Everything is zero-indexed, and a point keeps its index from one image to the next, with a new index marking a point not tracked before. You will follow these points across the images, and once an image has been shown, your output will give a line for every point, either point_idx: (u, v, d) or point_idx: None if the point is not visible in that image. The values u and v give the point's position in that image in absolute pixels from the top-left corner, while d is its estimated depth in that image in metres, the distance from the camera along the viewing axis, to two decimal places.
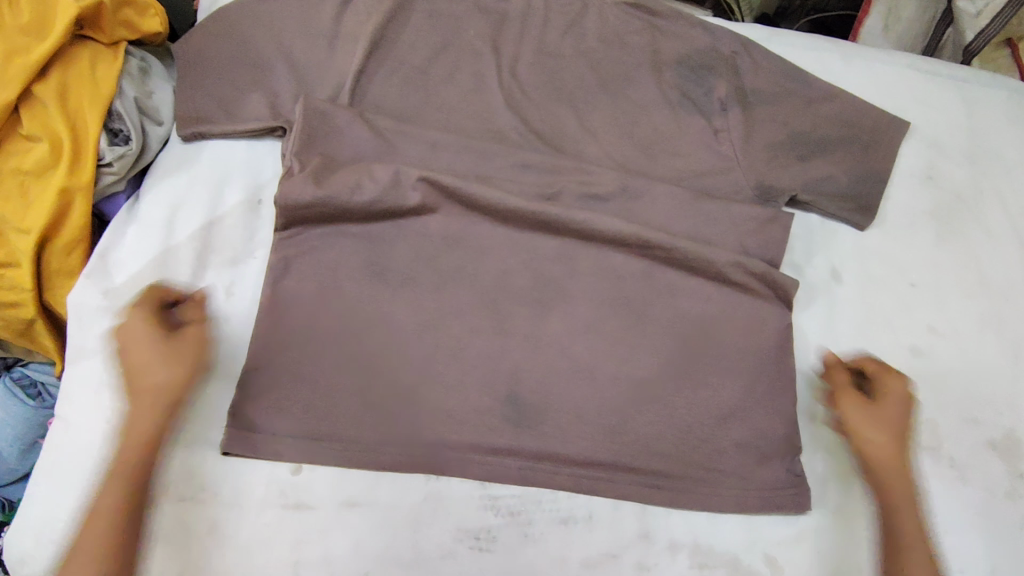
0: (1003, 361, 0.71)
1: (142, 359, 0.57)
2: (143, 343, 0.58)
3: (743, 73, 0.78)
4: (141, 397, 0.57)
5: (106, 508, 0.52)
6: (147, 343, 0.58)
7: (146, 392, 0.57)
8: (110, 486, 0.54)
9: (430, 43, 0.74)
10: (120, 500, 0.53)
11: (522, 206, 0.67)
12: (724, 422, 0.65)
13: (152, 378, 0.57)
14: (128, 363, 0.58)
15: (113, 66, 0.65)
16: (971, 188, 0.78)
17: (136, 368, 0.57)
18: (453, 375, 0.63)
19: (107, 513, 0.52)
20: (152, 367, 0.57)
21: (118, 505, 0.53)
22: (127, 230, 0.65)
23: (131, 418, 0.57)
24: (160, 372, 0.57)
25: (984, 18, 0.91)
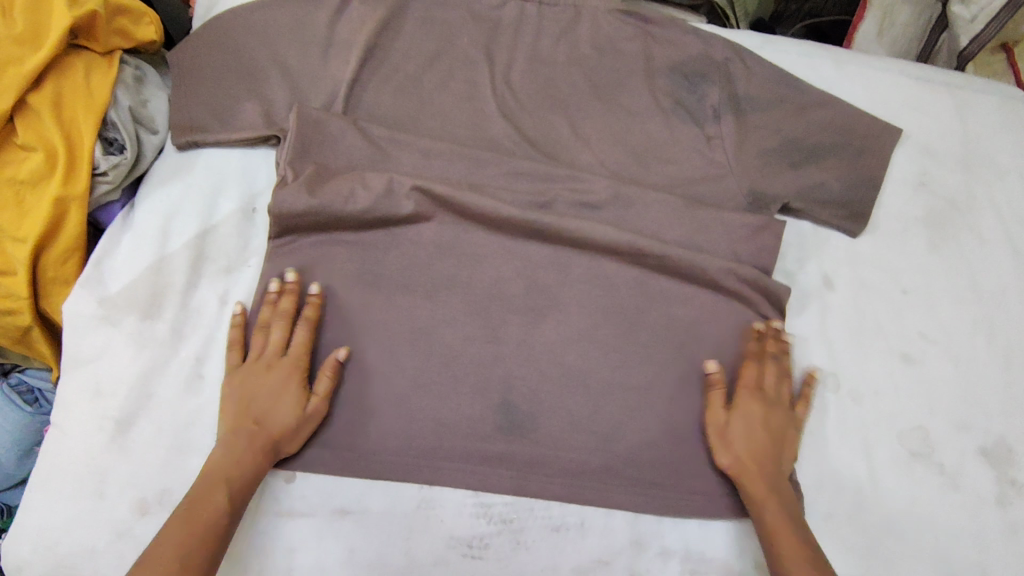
0: (995, 368, 0.72)
1: (270, 411, 0.58)
2: (279, 396, 0.58)
3: (735, 80, 0.78)
4: (233, 444, 0.56)
5: (202, 521, 0.52)
6: (285, 391, 0.59)
7: (266, 438, 0.57)
8: (200, 507, 0.53)
9: (423, 51, 0.75)
10: (224, 516, 0.53)
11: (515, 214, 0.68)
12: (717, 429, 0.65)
13: (280, 431, 0.57)
14: (246, 399, 0.58)
15: (107, 75, 0.65)
16: (964, 195, 0.79)
17: (269, 420, 0.58)
18: (447, 383, 0.64)
19: (200, 526, 0.52)
20: (274, 409, 0.58)
21: (220, 522, 0.53)
22: (122, 238, 0.65)
23: (241, 458, 0.55)
24: (288, 429, 0.58)
25: (979, 23, 0.92)
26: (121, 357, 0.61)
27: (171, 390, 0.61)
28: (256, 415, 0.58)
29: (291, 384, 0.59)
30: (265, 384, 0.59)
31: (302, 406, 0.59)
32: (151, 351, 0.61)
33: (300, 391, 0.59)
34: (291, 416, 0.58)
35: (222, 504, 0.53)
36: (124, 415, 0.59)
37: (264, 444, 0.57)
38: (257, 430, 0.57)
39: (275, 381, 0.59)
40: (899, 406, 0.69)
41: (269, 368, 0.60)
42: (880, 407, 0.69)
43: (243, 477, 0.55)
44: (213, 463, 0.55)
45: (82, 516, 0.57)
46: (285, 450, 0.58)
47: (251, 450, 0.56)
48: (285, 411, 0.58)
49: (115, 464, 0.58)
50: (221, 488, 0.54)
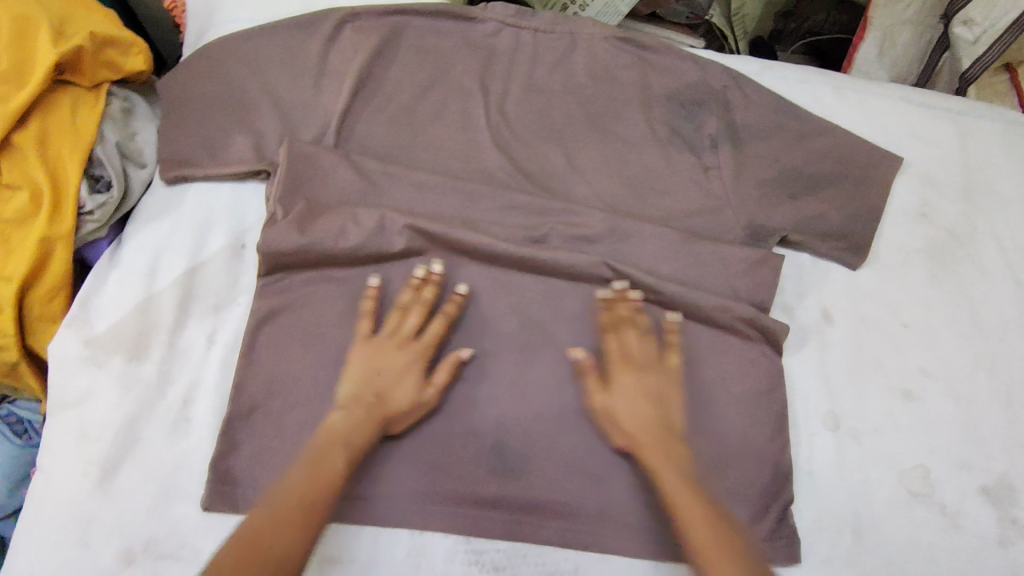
0: (995, 404, 0.71)
1: (392, 388, 0.60)
2: (405, 375, 0.60)
3: (733, 109, 0.77)
4: (370, 409, 0.58)
5: (324, 480, 0.53)
6: (411, 372, 0.61)
7: (381, 413, 0.58)
8: (320, 463, 0.54)
9: (417, 81, 0.74)
10: (344, 470, 0.55)
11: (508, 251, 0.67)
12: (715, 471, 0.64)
13: (394, 409, 0.59)
14: (372, 373, 0.60)
15: (94, 111, 0.65)
16: (964, 226, 0.78)
17: (389, 398, 0.59)
18: (439, 424, 0.63)
19: (324, 481, 0.53)
20: (394, 387, 0.60)
21: (334, 484, 0.54)
22: (110, 276, 0.64)
23: (354, 423, 0.57)
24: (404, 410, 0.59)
25: (982, 45, 0.89)
26: (107, 400, 0.60)
27: (158, 434, 0.60)
28: (376, 389, 0.59)
29: (413, 371, 0.61)
30: (390, 359, 0.61)
31: (416, 388, 0.60)
32: (137, 393, 0.60)
33: (421, 380, 0.61)
34: (405, 397, 0.60)
35: (342, 462, 0.55)
36: (111, 460, 0.58)
37: (364, 414, 0.58)
38: (377, 405, 0.58)
39: (405, 362, 0.61)
40: (899, 445, 0.68)
41: (403, 346, 0.61)
42: (879, 446, 0.68)
43: (359, 441, 0.57)
44: (336, 430, 0.57)
45: (65, 566, 0.55)
46: (395, 426, 0.60)
47: (363, 421, 0.58)
48: (403, 391, 0.60)
49: (100, 511, 0.57)
50: (339, 453, 0.55)
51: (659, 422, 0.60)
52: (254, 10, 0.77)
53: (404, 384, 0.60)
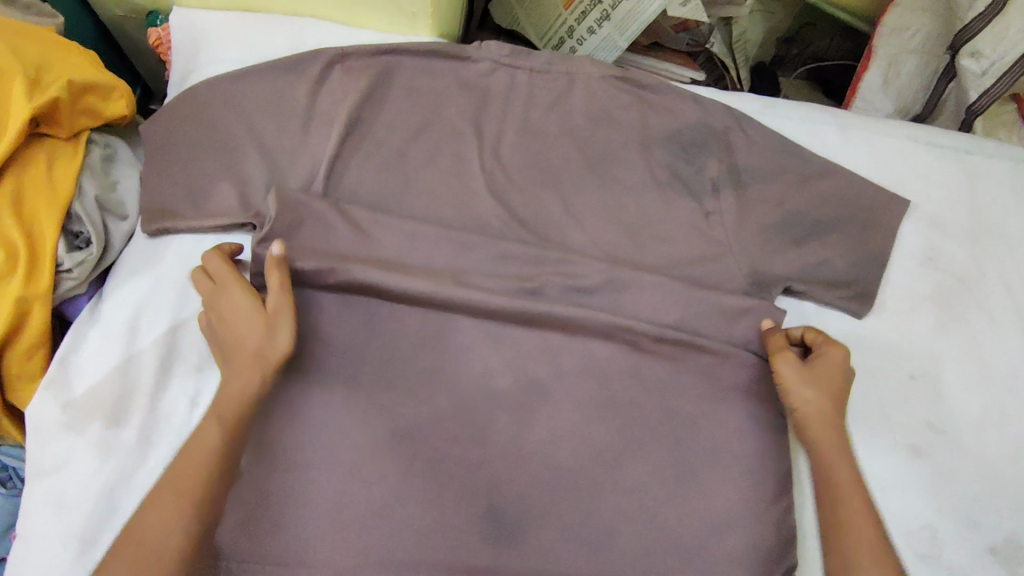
0: (1005, 459, 0.68)
1: (241, 335, 0.57)
2: (241, 319, 0.58)
3: (736, 151, 0.74)
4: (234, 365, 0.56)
5: (200, 454, 0.52)
6: (240, 307, 0.58)
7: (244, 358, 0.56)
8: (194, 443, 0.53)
9: (409, 124, 0.71)
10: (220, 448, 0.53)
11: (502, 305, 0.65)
12: (716, 537, 0.61)
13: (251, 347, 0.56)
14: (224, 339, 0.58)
15: (72, 163, 0.62)
16: (972, 270, 0.75)
17: (242, 344, 0.57)
18: (431, 489, 0.60)
19: (199, 458, 0.52)
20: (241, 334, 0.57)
21: (213, 458, 0.52)
22: (89, 333, 0.62)
23: (233, 381, 0.55)
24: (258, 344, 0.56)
25: (990, 78, 0.85)
26: (86, 467, 0.58)
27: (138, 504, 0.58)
28: (229, 346, 0.58)
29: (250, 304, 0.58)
30: (235, 311, 0.58)
31: (254, 313, 0.58)
32: (117, 460, 0.58)
33: (255, 305, 0.58)
34: (260, 328, 0.57)
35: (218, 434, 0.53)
36: (89, 531, 0.56)
37: (244, 365, 0.56)
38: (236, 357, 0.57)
39: (239, 310, 0.58)
40: (906, 505, 0.66)
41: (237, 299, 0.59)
42: (885, 506, 0.66)
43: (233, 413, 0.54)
44: (223, 395, 0.55)
45: None
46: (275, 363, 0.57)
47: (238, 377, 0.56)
48: (251, 328, 0.57)
49: None
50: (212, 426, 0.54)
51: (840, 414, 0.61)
52: (239, 49, 0.74)
53: (257, 321, 0.57)
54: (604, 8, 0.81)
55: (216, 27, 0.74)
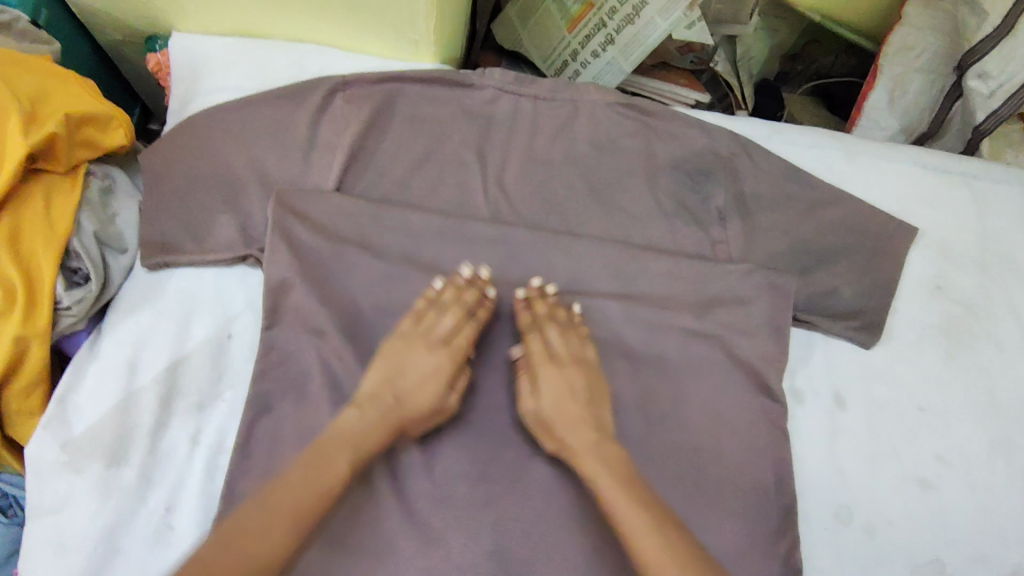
0: (1015, 493, 0.68)
1: (413, 392, 0.60)
2: (417, 388, 0.60)
3: (743, 178, 0.73)
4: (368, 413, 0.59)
5: (317, 491, 0.54)
6: (433, 379, 0.61)
7: (395, 418, 0.60)
8: (323, 472, 0.55)
9: (411, 153, 0.71)
10: None
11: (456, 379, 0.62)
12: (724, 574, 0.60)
13: (411, 413, 0.60)
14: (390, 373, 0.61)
15: (70, 199, 0.61)
16: (981, 299, 0.74)
17: (412, 400, 0.60)
18: (435, 529, 0.59)
19: (313, 495, 0.54)
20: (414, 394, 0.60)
21: None
22: (87, 370, 0.61)
23: (367, 425, 0.58)
24: (423, 414, 0.60)
25: (997, 100, 0.84)
26: (85, 508, 0.57)
27: (138, 544, 0.57)
28: (382, 397, 0.60)
29: (447, 368, 0.62)
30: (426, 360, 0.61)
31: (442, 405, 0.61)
32: (116, 502, 0.58)
33: (446, 383, 0.62)
34: (424, 425, 0.62)
35: (343, 469, 0.56)
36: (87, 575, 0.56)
37: (375, 418, 0.59)
38: (399, 405, 0.60)
39: (434, 363, 0.61)
40: (913, 536, 0.65)
41: (433, 347, 0.62)
42: (890, 540, 0.65)
43: None
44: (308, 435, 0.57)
45: None
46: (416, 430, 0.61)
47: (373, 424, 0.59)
48: (427, 394, 0.61)
49: None
50: None
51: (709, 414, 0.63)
52: (240, 77, 0.73)
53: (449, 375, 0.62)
54: (609, 31, 0.82)
55: (217, 54, 0.74)
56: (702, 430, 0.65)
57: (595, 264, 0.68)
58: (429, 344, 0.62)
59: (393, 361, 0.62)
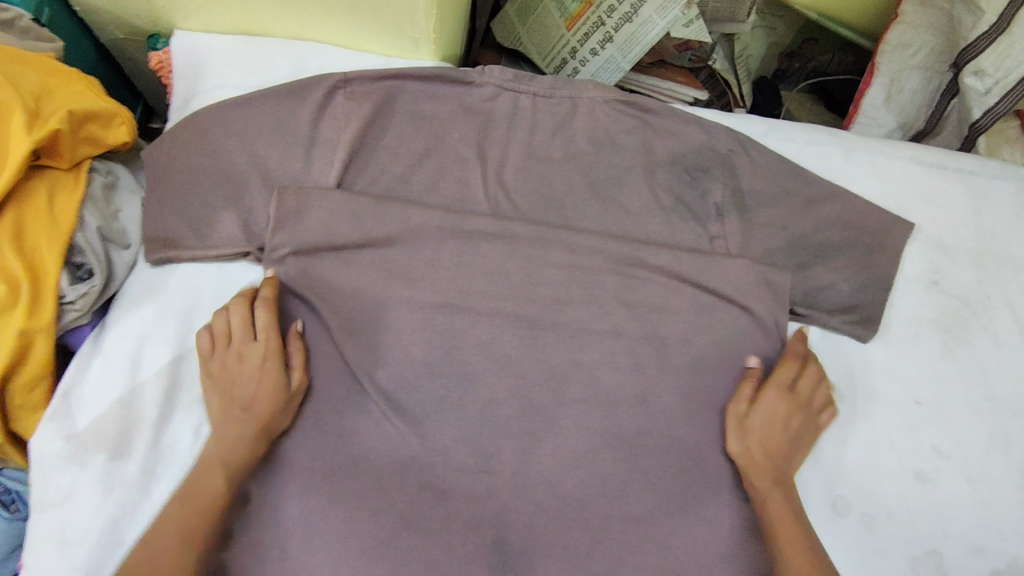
0: (1011, 485, 0.68)
1: (251, 388, 0.60)
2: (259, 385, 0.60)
3: (741, 174, 0.74)
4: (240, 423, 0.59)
5: (200, 505, 0.56)
6: (268, 374, 0.61)
7: (248, 422, 0.59)
8: (198, 488, 0.57)
9: (412, 150, 0.71)
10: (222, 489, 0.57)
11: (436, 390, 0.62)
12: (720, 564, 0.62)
13: (264, 415, 0.60)
14: (228, 385, 0.61)
15: (73, 195, 0.62)
16: (977, 293, 0.75)
17: (257, 403, 0.60)
18: (437, 521, 0.61)
19: (201, 506, 0.56)
20: (252, 387, 0.61)
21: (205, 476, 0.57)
22: (91, 364, 0.62)
23: (241, 438, 0.59)
24: (276, 409, 0.60)
25: (993, 96, 0.85)
26: (90, 501, 0.58)
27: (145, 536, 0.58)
28: (242, 401, 0.60)
29: (269, 363, 0.61)
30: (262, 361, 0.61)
31: (284, 396, 0.61)
32: (121, 494, 0.58)
33: (280, 370, 0.62)
34: (287, 412, 0.62)
35: (219, 484, 0.57)
36: (94, 566, 0.57)
37: (252, 428, 0.59)
38: (248, 413, 0.60)
39: (256, 363, 0.61)
40: (910, 529, 0.66)
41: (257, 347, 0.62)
42: (886, 532, 0.66)
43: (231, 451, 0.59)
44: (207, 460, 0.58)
45: None
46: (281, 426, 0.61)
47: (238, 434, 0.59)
48: (267, 384, 0.61)
49: None
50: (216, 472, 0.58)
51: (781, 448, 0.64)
52: (241, 74, 0.74)
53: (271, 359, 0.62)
54: (607, 29, 0.82)
55: (219, 51, 0.74)
56: (699, 423, 0.66)
57: (595, 259, 0.69)
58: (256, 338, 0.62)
59: (217, 366, 0.62)
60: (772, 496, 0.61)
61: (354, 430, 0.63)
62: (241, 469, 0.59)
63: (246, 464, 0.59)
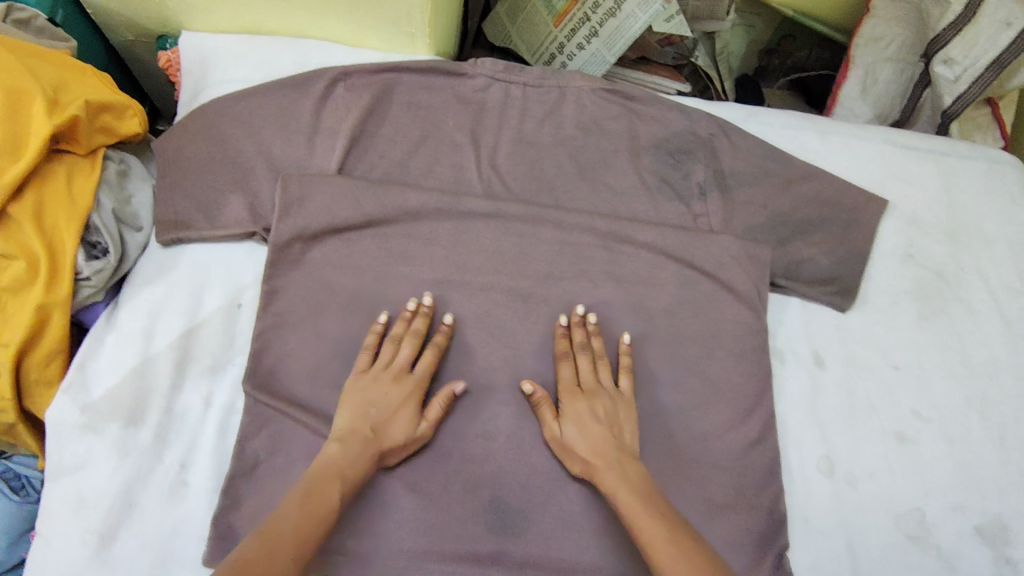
0: (989, 445, 0.71)
1: (388, 424, 0.61)
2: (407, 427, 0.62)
3: (721, 156, 0.78)
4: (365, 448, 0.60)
5: (318, 519, 0.53)
6: (407, 408, 0.62)
7: (375, 446, 0.60)
8: (317, 498, 0.55)
9: (409, 137, 0.75)
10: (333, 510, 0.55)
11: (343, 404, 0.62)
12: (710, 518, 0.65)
13: (393, 443, 0.61)
14: (366, 405, 0.62)
15: (90, 179, 0.66)
16: (950, 266, 0.78)
17: (388, 431, 0.61)
18: (437, 483, 0.63)
19: (320, 516, 0.54)
20: (390, 403, 0.62)
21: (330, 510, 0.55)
22: (105, 339, 0.65)
23: (353, 456, 0.58)
24: (400, 443, 0.61)
25: (963, 83, 0.89)
26: (104, 466, 0.61)
27: (155, 501, 0.61)
28: (375, 428, 0.61)
29: (411, 403, 0.63)
30: (392, 390, 0.63)
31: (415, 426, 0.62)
32: (134, 460, 0.61)
33: (414, 415, 0.63)
34: (405, 430, 0.62)
35: (337, 498, 0.56)
36: (108, 528, 0.59)
37: (368, 453, 0.59)
38: (375, 440, 0.60)
39: (405, 396, 0.63)
40: (892, 488, 0.69)
41: (399, 381, 0.63)
42: (869, 491, 0.68)
43: (351, 474, 0.58)
44: (321, 468, 0.57)
45: None
46: (394, 458, 0.62)
47: (356, 453, 0.59)
48: (401, 425, 0.62)
49: None
50: (336, 484, 0.56)
51: (613, 439, 0.63)
52: (247, 69, 0.78)
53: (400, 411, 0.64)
54: (593, 25, 0.86)
55: (224, 48, 0.79)
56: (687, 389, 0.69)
57: (584, 236, 0.72)
58: (401, 378, 0.64)
59: (371, 391, 0.63)
60: (616, 489, 0.59)
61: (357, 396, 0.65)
62: (352, 491, 0.57)
63: (352, 486, 0.58)
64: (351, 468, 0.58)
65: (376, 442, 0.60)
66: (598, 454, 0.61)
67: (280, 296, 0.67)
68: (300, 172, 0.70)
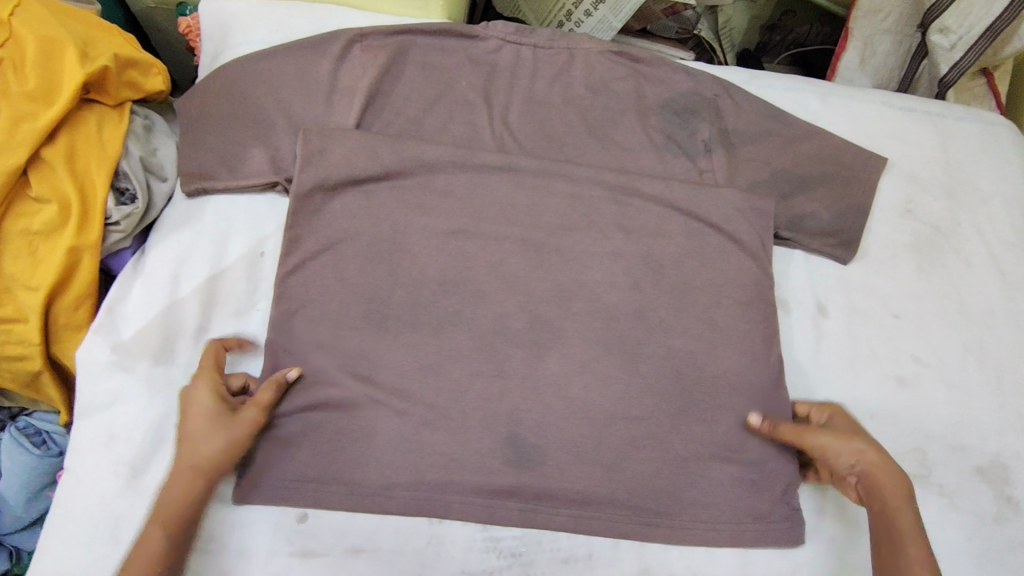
0: (987, 389, 0.73)
1: (194, 435, 0.59)
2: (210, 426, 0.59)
3: (726, 115, 0.80)
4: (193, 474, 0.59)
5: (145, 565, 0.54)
6: (211, 415, 0.59)
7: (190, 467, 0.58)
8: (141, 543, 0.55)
9: (424, 96, 0.77)
10: (164, 543, 0.55)
11: (456, 375, 0.67)
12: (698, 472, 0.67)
13: (206, 454, 0.58)
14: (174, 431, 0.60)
15: (118, 129, 0.68)
16: (948, 221, 0.81)
17: (198, 449, 0.58)
18: (455, 419, 0.65)
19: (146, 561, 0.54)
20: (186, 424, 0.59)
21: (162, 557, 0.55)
22: (133, 284, 0.67)
23: (178, 486, 0.57)
24: (218, 449, 0.59)
25: (958, 52, 0.92)
26: (134, 402, 0.63)
27: None
28: (187, 444, 0.58)
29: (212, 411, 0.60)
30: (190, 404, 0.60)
31: (222, 427, 0.59)
32: (164, 396, 0.64)
33: (223, 417, 0.60)
34: (215, 438, 0.59)
35: (161, 537, 0.55)
36: (138, 460, 0.62)
37: (193, 471, 0.58)
38: (191, 457, 0.58)
39: (201, 407, 0.59)
40: (895, 429, 0.71)
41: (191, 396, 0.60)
42: (872, 433, 0.71)
43: (177, 508, 0.56)
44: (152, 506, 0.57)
45: (99, 561, 0.59)
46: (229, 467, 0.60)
47: (180, 481, 0.57)
48: (209, 434, 0.59)
49: (129, 510, 0.60)
50: (157, 525, 0.55)
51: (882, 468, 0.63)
52: (266, 32, 0.80)
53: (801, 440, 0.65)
54: None
55: (243, 12, 0.81)
56: (696, 335, 0.71)
57: (593, 189, 0.75)
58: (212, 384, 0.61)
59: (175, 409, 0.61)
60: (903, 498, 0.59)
61: (377, 340, 0.67)
62: (182, 519, 0.56)
63: (191, 510, 0.57)
64: (167, 498, 0.57)
65: (188, 460, 0.58)
66: (879, 460, 0.61)
67: (302, 245, 0.69)
68: (320, 128, 0.72)
